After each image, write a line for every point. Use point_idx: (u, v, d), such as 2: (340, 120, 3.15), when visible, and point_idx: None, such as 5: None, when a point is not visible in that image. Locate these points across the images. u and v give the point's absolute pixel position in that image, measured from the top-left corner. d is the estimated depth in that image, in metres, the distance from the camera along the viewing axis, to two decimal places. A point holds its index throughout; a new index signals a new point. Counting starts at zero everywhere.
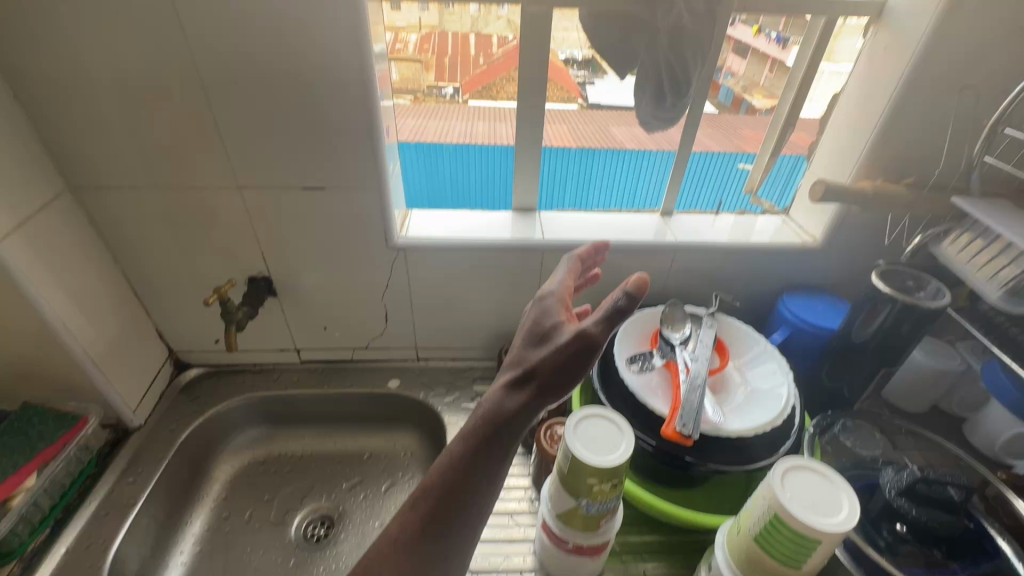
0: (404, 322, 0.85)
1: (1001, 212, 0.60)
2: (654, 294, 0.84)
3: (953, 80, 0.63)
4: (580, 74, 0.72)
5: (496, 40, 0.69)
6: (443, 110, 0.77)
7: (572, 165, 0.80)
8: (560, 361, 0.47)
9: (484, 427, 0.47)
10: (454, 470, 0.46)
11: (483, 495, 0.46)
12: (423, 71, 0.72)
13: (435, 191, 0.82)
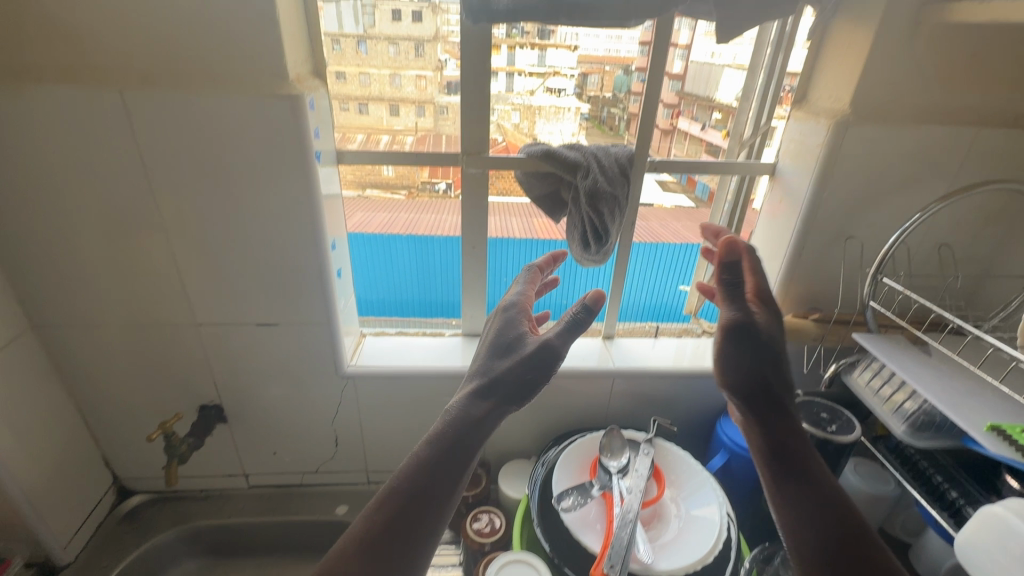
0: (354, 446, 0.86)
1: (896, 347, 0.65)
2: (598, 415, 0.87)
3: (839, 232, 0.72)
4: None
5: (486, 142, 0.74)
6: (436, 204, 0.79)
7: (518, 258, 0.84)
8: (525, 364, 0.50)
9: (448, 433, 0.47)
10: (415, 479, 0.44)
11: (443, 505, 0.44)
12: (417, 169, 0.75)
13: (399, 304, 0.88)
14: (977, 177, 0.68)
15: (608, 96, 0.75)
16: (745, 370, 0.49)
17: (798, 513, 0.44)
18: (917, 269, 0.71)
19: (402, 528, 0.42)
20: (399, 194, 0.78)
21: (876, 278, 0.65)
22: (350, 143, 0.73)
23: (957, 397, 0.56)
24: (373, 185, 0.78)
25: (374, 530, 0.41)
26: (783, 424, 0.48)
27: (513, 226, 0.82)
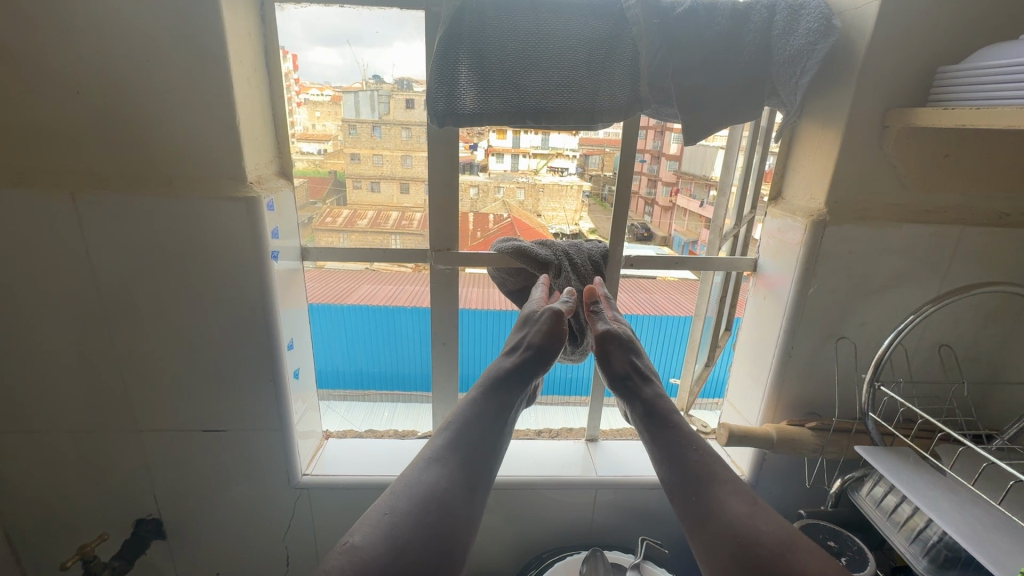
0: (307, 566, 0.77)
1: (904, 466, 0.58)
2: (582, 531, 0.78)
3: (829, 333, 0.67)
4: None
5: (493, 217, 0.73)
6: (417, 275, 0.73)
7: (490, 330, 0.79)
8: (549, 325, 0.54)
9: (496, 381, 0.52)
10: (469, 416, 0.48)
11: (497, 439, 0.49)
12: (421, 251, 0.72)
13: (374, 381, 0.82)
14: (967, 278, 0.65)
15: (610, 175, 0.70)
16: (613, 355, 0.54)
17: (669, 456, 0.47)
18: (916, 373, 0.66)
19: (470, 456, 0.45)
20: (405, 267, 0.73)
21: (874, 385, 0.59)
22: (362, 219, 0.71)
23: (984, 533, 0.48)
24: (380, 258, 0.71)
25: (442, 458, 0.45)
26: (653, 390, 0.53)
27: (495, 296, 0.77)
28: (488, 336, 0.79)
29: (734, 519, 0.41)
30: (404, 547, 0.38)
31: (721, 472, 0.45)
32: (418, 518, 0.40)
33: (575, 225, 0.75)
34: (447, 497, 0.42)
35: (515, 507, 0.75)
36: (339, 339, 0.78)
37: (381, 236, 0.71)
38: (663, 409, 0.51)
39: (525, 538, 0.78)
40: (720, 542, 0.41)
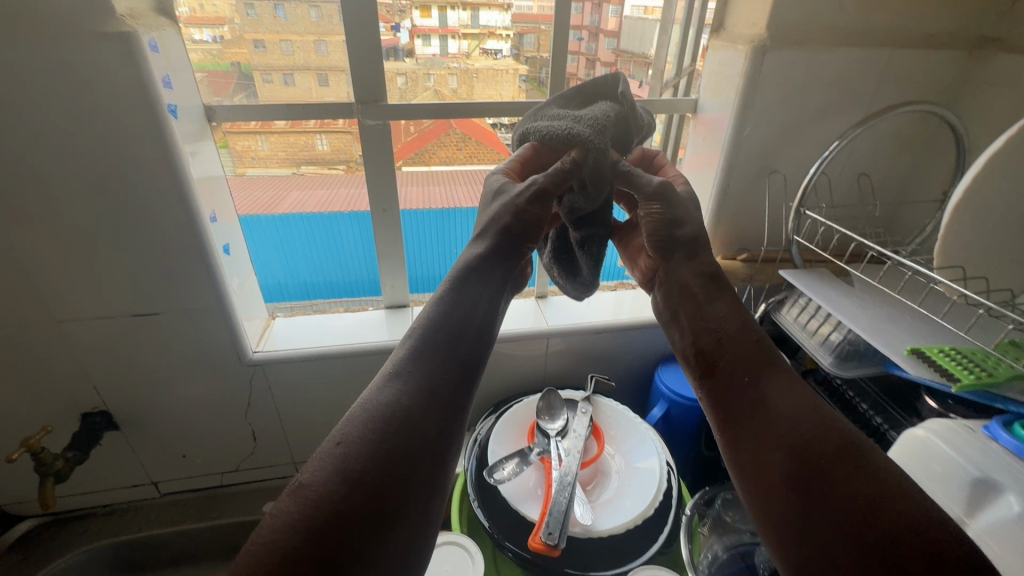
0: (275, 438, 0.79)
1: (823, 282, 0.64)
2: (537, 378, 0.84)
3: (763, 167, 0.69)
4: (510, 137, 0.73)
5: (425, 109, 0.69)
6: (353, 178, 0.73)
7: (432, 230, 0.80)
8: (524, 202, 0.42)
9: (481, 267, 0.40)
10: (444, 311, 0.37)
11: (482, 335, 0.38)
12: (355, 141, 0.69)
13: (316, 291, 0.81)
14: (894, 99, 0.66)
15: (547, 57, 0.69)
16: (667, 215, 0.44)
17: (725, 335, 0.40)
18: (837, 200, 0.70)
19: (447, 358, 0.35)
20: (337, 168, 0.72)
21: (798, 211, 0.63)
22: (278, 117, 0.66)
23: (882, 325, 0.56)
24: (307, 161, 0.72)
25: (411, 364, 0.34)
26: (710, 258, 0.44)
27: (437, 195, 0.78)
28: (432, 234, 0.80)
29: (795, 418, 0.35)
30: (363, 479, 0.29)
31: (786, 368, 0.38)
32: (384, 440, 0.30)
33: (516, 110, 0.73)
34: (420, 411, 0.32)
35: None
36: (277, 253, 0.77)
37: (303, 136, 0.68)
38: (718, 284, 0.43)
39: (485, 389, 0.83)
40: (775, 437, 0.35)
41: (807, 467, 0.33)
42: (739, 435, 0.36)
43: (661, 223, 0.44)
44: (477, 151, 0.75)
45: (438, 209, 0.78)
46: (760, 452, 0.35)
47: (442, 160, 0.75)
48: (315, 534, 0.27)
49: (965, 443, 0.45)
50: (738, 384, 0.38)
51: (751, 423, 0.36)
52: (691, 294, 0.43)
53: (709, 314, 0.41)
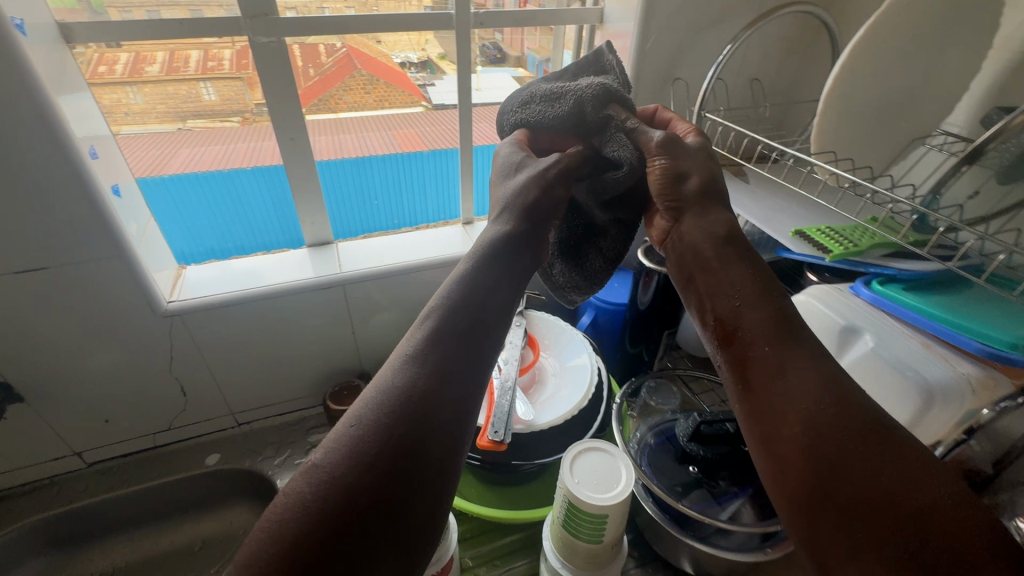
0: (208, 389, 0.77)
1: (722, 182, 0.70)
2: None
3: (667, 74, 0.72)
4: (419, 76, 0.79)
5: (324, 49, 0.69)
6: (255, 130, 0.71)
7: (350, 183, 0.79)
8: (550, 180, 0.45)
9: (499, 245, 0.42)
10: (461, 293, 0.39)
11: (495, 318, 0.40)
12: (247, 89, 0.68)
13: (230, 251, 0.77)
14: (778, 3, 0.71)
15: None
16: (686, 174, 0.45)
17: (740, 300, 0.39)
18: (733, 103, 0.76)
19: (458, 344, 0.37)
20: (231, 121, 0.71)
21: (700, 116, 0.68)
22: (150, 64, 0.64)
23: (773, 213, 0.63)
24: (194, 114, 0.70)
25: (427, 348, 0.36)
26: (722, 219, 0.43)
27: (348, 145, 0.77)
28: (348, 189, 0.79)
29: (811, 393, 0.34)
30: (384, 454, 0.32)
31: (809, 339, 0.37)
32: (401, 416, 0.33)
33: (422, 50, 0.76)
34: (433, 392, 0.35)
35: (405, 290, 0.80)
36: (177, 221, 0.72)
37: (185, 84, 0.67)
38: (732, 248, 0.42)
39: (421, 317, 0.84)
40: (793, 412, 0.34)
41: (825, 446, 0.32)
42: (756, 404, 0.36)
43: (671, 177, 0.45)
44: (388, 94, 0.78)
45: (353, 158, 0.77)
46: (777, 427, 0.34)
47: (347, 105, 0.75)
48: (334, 501, 0.30)
49: (837, 302, 0.53)
50: (755, 353, 0.37)
51: (761, 400, 0.36)
52: (703, 258, 0.42)
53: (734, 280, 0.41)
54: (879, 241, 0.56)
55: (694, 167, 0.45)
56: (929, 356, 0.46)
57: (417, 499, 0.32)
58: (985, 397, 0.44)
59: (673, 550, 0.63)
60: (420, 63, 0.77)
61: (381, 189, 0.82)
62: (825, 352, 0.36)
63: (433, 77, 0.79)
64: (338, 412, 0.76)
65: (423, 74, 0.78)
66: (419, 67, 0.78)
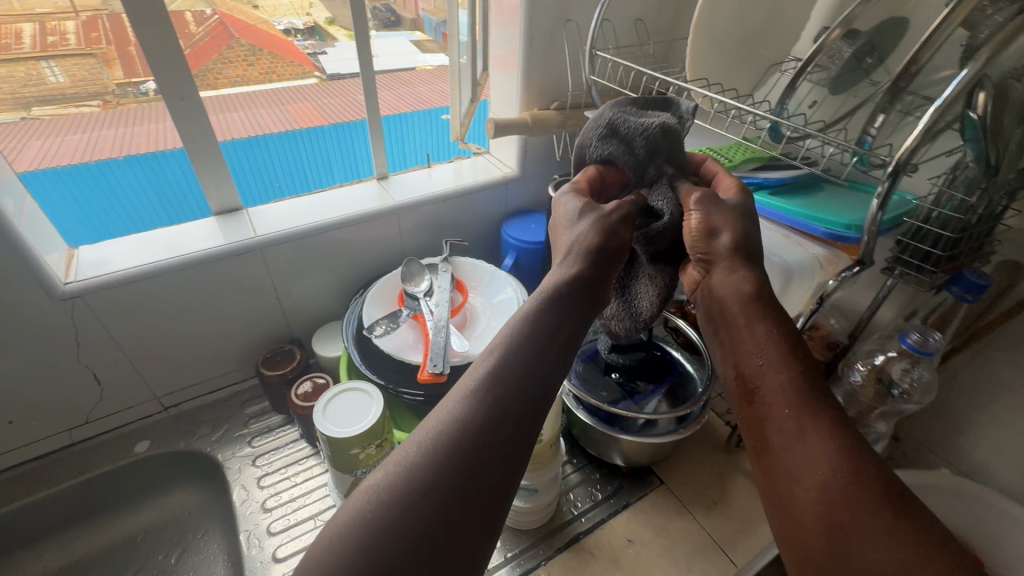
0: (125, 374, 0.73)
1: None
2: (395, 254, 0.88)
3: (559, 15, 0.75)
4: (308, 45, 0.90)
5: (191, 16, 0.70)
6: (143, 110, 0.76)
7: (249, 160, 0.80)
8: (615, 226, 0.48)
9: (558, 288, 0.45)
10: (535, 343, 0.42)
11: (551, 370, 0.42)
12: (104, 65, 0.72)
13: (111, 226, 0.72)
14: None
15: None
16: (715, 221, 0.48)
17: (761, 359, 0.41)
18: (621, 42, 0.81)
19: (505, 414, 0.38)
20: (90, 105, 0.74)
21: (593, 56, 0.72)
22: None
23: None
24: (39, 101, 0.71)
25: (485, 392, 0.39)
26: (740, 276, 0.45)
27: (235, 122, 0.81)
28: (245, 167, 0.80)
29: (827, 458, 0.36)
30: (436, 488, 0.35)
31: (827, 408, 0.38)
32: (457, 459, 0.36)
33: (308, 16, 0.86)
34: (492, 442, 0.37)
35: (327, 247, 0.80)
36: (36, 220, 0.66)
37: (23, 65, 0.68)
38: (760, 304, 0.44)
39: (345, 274, 0.85)
40: (809, 478, 0.36)
41: (838, 514, 0.34)
42: (775, 464, 0.39)
43: (703, 229, 0.48)
44: (275, 65, 0.87)
45: (244, 138, 0.80)
46: (794, 491, 0.37)
47: (230, 79, 0.80)
48: (389, 515, 0.33)
49: None
50: (775, 413, 0.39)
51: (785, 460, 0.38)
52: (727, 314, 0.45)
53: (751, 337, 0.43)
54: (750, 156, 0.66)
55: (721, 219, 0.48)
56: (788, 244, 0.56)
57: (458, 538, 0.34)
58: (830, 271, 0.55)
59: (606, 448, 0.72)
60: (307, 30, 0.88)
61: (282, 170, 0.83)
62: (848, 421, 0.37)
63: (323, 46, 0.91)
64: (274, 377, 0.76)
65: (312, 41, 0.89)
66: (308, 36, 0.89)
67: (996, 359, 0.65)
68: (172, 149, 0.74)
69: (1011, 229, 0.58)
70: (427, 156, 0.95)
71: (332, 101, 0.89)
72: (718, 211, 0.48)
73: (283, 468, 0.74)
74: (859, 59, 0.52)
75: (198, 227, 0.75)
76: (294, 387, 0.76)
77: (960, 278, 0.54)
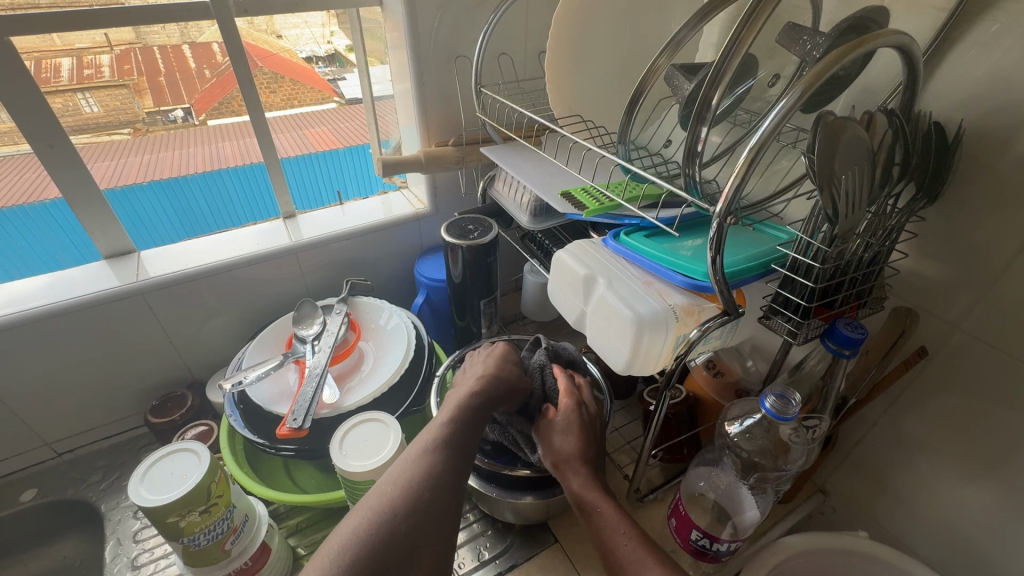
0: (6, 424, 0.72)
1: (511, 151, 0.72)
2: (300, 294, 0.86)
3: (448, 51, 0.74)
4: (328, 72, 0.87)
5: (216, 49, 0.72)
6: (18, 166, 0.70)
7: (190, 192, 0.84)
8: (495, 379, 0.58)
9: (464, 408, 0.53)
10: (448, 426, 0.51)
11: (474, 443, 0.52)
12: (136, 97, 0.75)
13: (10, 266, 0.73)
14: None
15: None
16: (562, 434, 0.55)
17: (603, 525, 0.50)
18: (523, 76, 0.79)
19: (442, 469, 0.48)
20: (121, 133, 0.75)
21: (479, 91, 0.70)
22: None
23: (548, 180, 0.65)
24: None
25: (420, 463, 0.47)
26: (577, 486, 0.52)
27: (223, 151, 0.87)
28: (183, 202, 0.83)
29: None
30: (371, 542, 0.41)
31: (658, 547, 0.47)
32: (397, 517, 0.43)
33: (330, 44, 0.83)
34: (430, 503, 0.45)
35: (225, 291, 0.79)
36: (23, 249, 0.73)
37: None
38: (597, 485, 0.52)
39: (247, 316, 0.83)
40: None
41: None
42: None
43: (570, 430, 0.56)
44: (296, 92, 0.84)
45: (197, 174, 0.84)
46: None
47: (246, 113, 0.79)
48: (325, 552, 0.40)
49: (586, 256, 0.56)
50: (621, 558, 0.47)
51: None
52: (580, 504, 0.52)
53: (595, 503, 0.51)
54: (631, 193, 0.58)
55: (547, 451, 0.56)
56: (647, 292, 0.51)
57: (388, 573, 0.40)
58: (691, 321, 0.50)
59: (494, 509, 0.65)
60: (329, 58, 0.85)
61: (208, 213, 0.85)
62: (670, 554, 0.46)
63: (342, 72, 0.87)
64: (159, 424, 0.74)
65: (331, 69, 0.86)
66: (329, 63, 0.86)
67: (906, 410, 0.59)
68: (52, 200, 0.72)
69: (898, 272, 0.54)
70: (337, 192, 0.93)
71: (349, 124, 0.96)
72: (555, 437, 0.56)
73: None
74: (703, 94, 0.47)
75: (82, 272, 0.73)
76: (179, 436, 0.74)
77: (833, 332, 0.48)
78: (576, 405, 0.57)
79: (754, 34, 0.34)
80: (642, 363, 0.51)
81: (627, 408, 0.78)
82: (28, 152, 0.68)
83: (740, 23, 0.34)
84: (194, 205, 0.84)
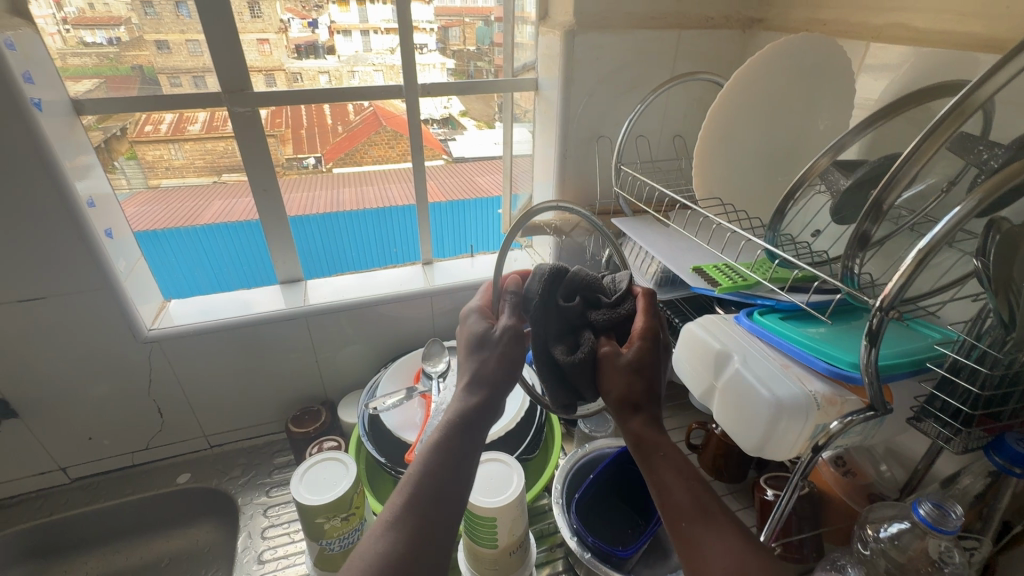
0: (180, 411, 0.85)
1: (639, 225, 0.77)
2: (427, 333, 0.95)
3: (593, 132, 0.82)
4: (442, 132, 0.93)
5: (351, 108, 0.84)
6: (202, 191, 0.84)
7: (320, 230, 0.91)
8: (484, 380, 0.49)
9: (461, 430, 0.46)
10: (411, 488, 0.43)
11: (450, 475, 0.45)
12: (280, 145, 0.82)
13: (168, 279, 0.86)
14: (689, 68, 0.82)
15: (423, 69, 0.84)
16: (618, 375, 0.45)
17: (659, 479, 0.43)
18: (657, 156, 0.85)
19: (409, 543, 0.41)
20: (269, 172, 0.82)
21: (619, 168, 0.76)
22: (191, 123, 0.77)
23: (679, 253, 0.68)
24: (195, 172, 0.83)
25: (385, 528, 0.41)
26: (638, 426, 0.44)
27: (342, 197, 0.92)
28: (320, 238, 0.92)
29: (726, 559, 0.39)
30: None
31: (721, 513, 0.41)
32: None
33: (446, 109, 0.90)
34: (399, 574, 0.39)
35: (368, 324, 0.89)
36: (172, 267, 0.86)
37: (220, 142, 0.79)
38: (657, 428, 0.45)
39: (380, 348, 0.93)
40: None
41: None
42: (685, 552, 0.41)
43: (639, 366, 0.45)
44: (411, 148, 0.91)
45: (319, 213, 0.90)
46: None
47: (396, 157, 0.91)
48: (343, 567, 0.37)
49: (716, 329, 0.58)
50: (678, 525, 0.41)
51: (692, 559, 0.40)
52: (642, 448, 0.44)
53: (659, 454, 0.44)
54: (776, 275, 0.59)
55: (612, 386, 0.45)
56: (784, 375, 0.51)
57: None
58: (833, 411, 0.49)
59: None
60: (443, 120, 0.91)
61: (320, 252, 0.93)
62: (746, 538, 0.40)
63: (454, 133, 0.94)
64: (297, 434, 0.83)
65: (445, 129, 0.92)
66: (443, 124, 0.92)
67: None
68: (250, 219, 0.85)
69: None
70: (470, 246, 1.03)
71: (454, 180, 0.97)
72: (614, 372, 0.46)
73: (287, 523, 0.79)
74: (862, 188, 0.49)
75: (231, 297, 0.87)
76: (308, 448, 0.82)
77: (1002, 445, 0.46)
78: (648, 342, 0.46)
79: (934, 147, 0.36)
80: (774, 446, 0.52)
81: (737, 494, 0.75)
82: (220, 181, 0.83)
83: (922, 135, 0.37)
84: (339, 243, 0.94)
